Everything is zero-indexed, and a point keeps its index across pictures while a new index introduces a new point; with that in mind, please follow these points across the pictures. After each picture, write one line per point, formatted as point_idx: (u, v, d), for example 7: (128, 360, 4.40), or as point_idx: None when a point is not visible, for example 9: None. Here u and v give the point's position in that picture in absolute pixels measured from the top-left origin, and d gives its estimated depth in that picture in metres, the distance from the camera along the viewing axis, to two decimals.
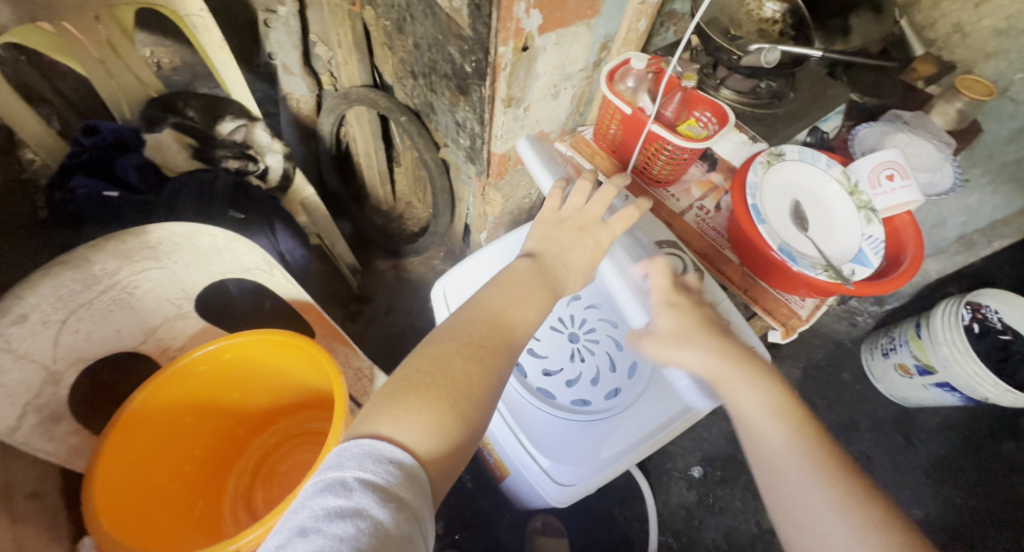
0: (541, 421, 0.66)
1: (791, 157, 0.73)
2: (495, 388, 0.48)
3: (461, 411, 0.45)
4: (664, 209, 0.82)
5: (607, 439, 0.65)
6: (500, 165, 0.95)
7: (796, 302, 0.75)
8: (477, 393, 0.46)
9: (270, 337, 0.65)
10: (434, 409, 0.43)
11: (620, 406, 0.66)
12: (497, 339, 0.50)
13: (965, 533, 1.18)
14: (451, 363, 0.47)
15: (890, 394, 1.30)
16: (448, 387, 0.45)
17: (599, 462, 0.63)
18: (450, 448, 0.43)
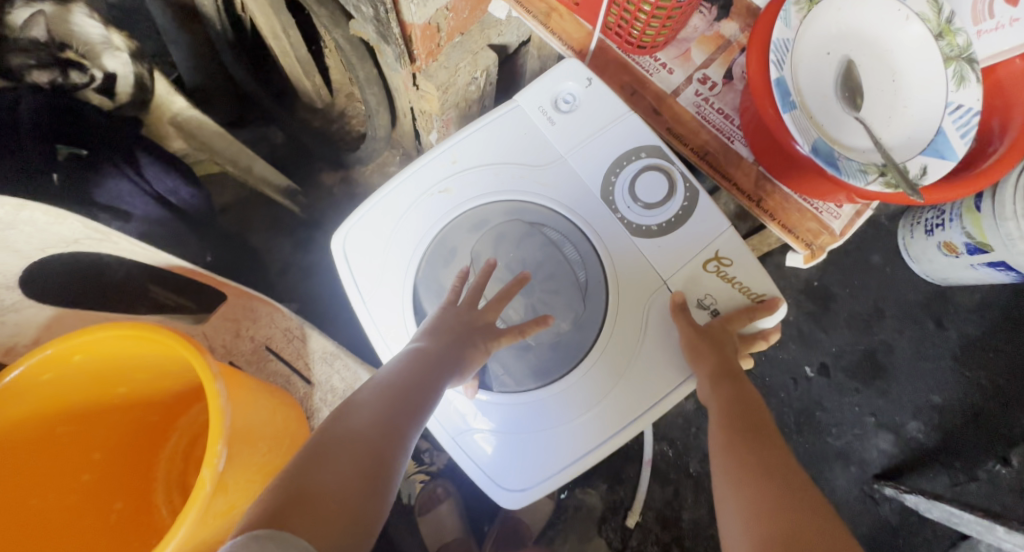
0: (500, 417, 0.59)
1: None
2: (389, 452, 0.43)
3: (337, 483, 0.39)
4: (651, 88, 0.60)
5: (557, 439, 0.58)
6: (427, 40, 0.67)
7: (829, 212, 0.55)
8: (356, 462, 0.41)
9: (123, 331, 0.51)
10: (305, 490, 0.37)
11: (567, 400, 0.59)
12: (395, 404, 0.46)
13: (985, 415, 1.09)
14: (353, 434, 0.43)
15: (927, 273, 1.09)
16: (318, 467, 0.39)
17: (564, 460, 0.58)
18: (331, 516, 0.37)
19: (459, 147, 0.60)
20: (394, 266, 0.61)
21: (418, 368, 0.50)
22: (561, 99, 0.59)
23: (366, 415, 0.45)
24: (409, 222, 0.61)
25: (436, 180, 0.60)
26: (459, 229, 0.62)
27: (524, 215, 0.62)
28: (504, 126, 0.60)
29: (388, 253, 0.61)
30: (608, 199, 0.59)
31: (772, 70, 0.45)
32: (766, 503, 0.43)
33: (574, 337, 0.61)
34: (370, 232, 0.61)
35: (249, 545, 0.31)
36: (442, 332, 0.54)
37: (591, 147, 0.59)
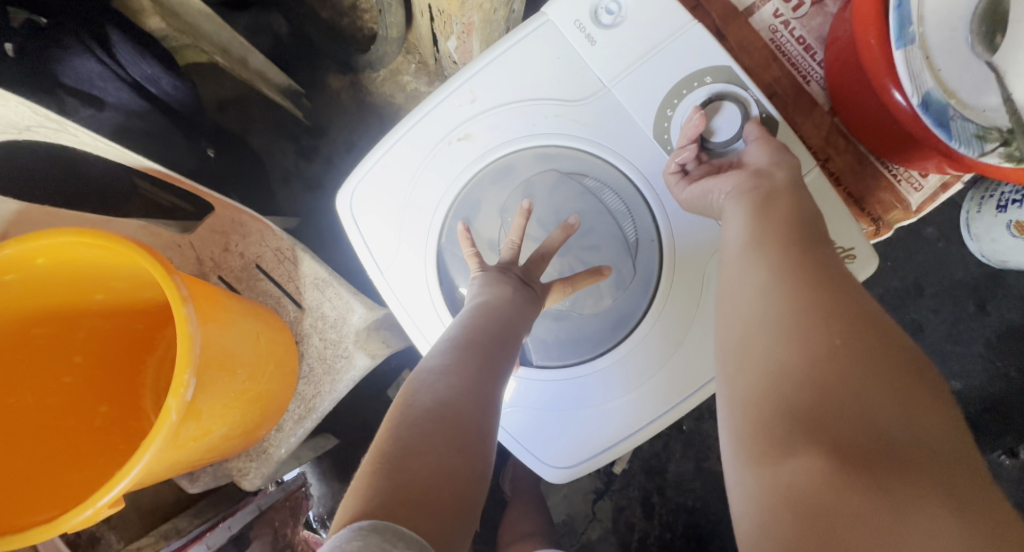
0: (544, 391, 0.51)
1: None
2: (476, 422, 0.37)
3: (437, 463, 0.33)
4: (718, 2, 0.48)
5: (589, 423, 0.50)
6: None
7: (909, 182, 0.46)
8: (449, 436, 0.35)
9: (86, 239, 0.46)
10: (406, 476, 0.32)
11: (611, 378, 0.50)
12: (479, 374, 0.40)
13: (1005, 407, 1.04)
14: (450, 415, 0.37)
15: (983, 253, 0.98)
16: (418, 445, 0.34)
17: (606, 440, 0.50)
18: (442, 498, 0.32)
19: (479, 73, 0.47)
20: (411, 235, 0.50)
21: (493, 324, 0.43)
22: (602, 10, 0.45)
23: (454, 383, 0.39)
24: (418, 171, 0.49)
25: (449, 121, 0.48)
26: (483, 177, 0.50)
27: (559, 163, 0.50)
28: (532, 50, 0.46)
29: (403, 220, 0.50)
30: (661, 139, 0.47)
31: None
32: (799, 326, 0.33)
33: (618, 310, 0.51)
34: (365, 187, 0.49)
35: (354, 539, 0.26)
36: (503, 278, 0.46)
37: (641, 75, 0.46)
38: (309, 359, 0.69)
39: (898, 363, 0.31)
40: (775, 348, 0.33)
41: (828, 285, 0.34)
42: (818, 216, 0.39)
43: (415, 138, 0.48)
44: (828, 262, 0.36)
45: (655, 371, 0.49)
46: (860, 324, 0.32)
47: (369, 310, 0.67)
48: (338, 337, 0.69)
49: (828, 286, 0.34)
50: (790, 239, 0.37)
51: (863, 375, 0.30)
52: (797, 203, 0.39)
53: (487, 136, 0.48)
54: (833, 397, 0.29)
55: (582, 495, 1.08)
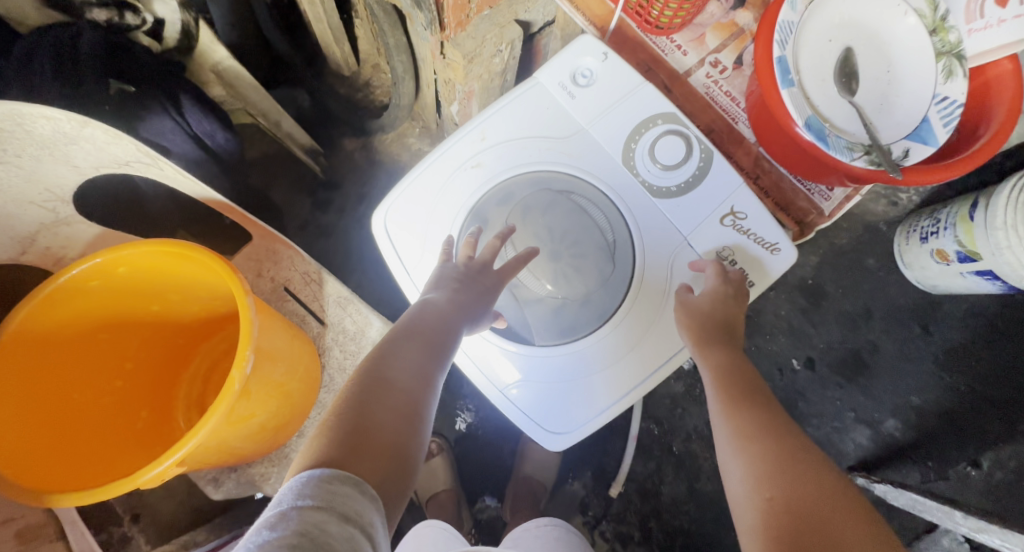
0: (538, 366, 0.60)
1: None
2: (417, 400, 0.46)
3: (385, 429, 0.42)
4: (664, 68, 0.63)
5: (574, 392, 0.60)
6: (457, 12, 0.70)
7: (820, 194, 0.59)
8: (397, 409, 0.44)
9: (164, 248, 0.55)
10: (360, 434, 0.40)
11: (596, 353, 0.60)
12: (423, 365, 0.48)
13: (961, 420, 1.13)
14: (398, 395, 0.45)
15: (917, 281, 1.13)
16: (369, 411, 0.42)
17: (593, 408, 0.59)
18: (387, 456, 0.40)
19: (488, 117, 0.60)
20: (433, 243, 0.62)
21: (438, 316, 0.52)
22: (579, 75, 0.59)
23: (403, 363, 0.47)
24: (439, 192, 0.61)
25: (466, 154, 0.61)
26: (491, 198, 0.63)
27: (552, 184, 0.63)
28: (527, 102, 0.60)
29: (426, 233, 0.61)
30: (626, 160, 0.59)
31: (775, 48, 0.48)
32: (769, 466, 0.45)
33: (601, 298, 0.62)
34: (397, 204, 0.61)
35: (325, 483, 0.34)
36: (448, 282, 0.56)
37: (612, 118, 0.59)
38: (330, 370, 0.78)
39: (849, 512, 0.41)
40: (760, 505, 0.43)
41: (786, 447, 0.46)
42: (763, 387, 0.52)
43: (437, 165, 0.61)
44: (782, 428, 0.48)
45: (632, 347, 0.60)
46: (816, 479, 0.43)
47: (385, 323, 0.77)
48: (358, 347, 0.77)
49: (786, 447, 0.46)
50: (753, 408, 0.49)
51: (827, 527, 0.40)
52: (749, 372, 0.53)
53: (496, 165, 0.61)
54: (797, 511, 0.41)
55: (579, 521, 1.12)
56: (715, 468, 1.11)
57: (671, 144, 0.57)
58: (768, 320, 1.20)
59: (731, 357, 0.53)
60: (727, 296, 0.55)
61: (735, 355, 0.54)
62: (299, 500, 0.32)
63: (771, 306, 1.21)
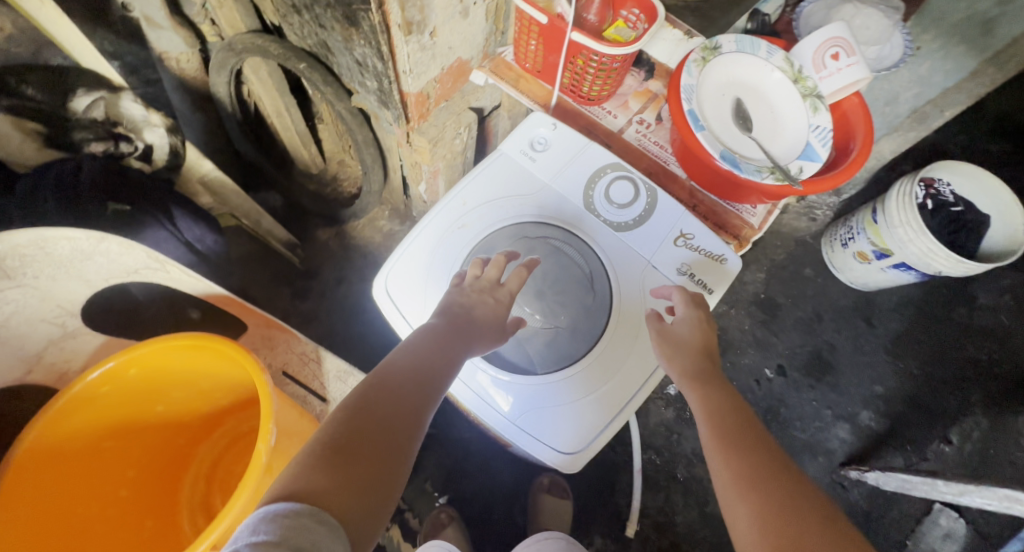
0: (533, 391, 0.65)
1: (762, 56, 0.62)
2: (398, 433, 0.48)
3: (359, 461, 0.43)
4: (601, 128, 0.76)
5: (568, 411, 0.64)
6: (418, 106, 0.84)
7: (747, 211, 0.69)
8: (375, 443, 0.46)
9: (178, 341, 0.59)
10: (334, 468, 0.42)
11: (588, 374, 0.65)
12: (405, 399, 0.50)
13: (922, 400, 1.23)
14: (377, 428, 0.47)
15: (850, 283, 1.31)
16: (352, 445, 0.44)
17: (594, 426, 0.64)
18: (362, 489, 0.42)
19: (466, 185, 0.70)
20: (432, 298, 0.67)
21: (423, 353, 0.55)
22: (536, 142, 0.70)
23: (387, 398, 0.49)
24: (433, 253, 0.69)
25: (453, 217, 0.69)
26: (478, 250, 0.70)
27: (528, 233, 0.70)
28: (497, 170, 0.70)
29: (425, 290, 0.67)
30: (587, 204, 0.69)
31: (683, 103, 0.60)
32: (773, 507, 0.42)
33: (586, 325, 0.68)
34: (396, 269, 0.68)
35: (287, 516, 0.36)
36: (449, 309, 0.61)
37: (568, 173, 0.69)
38: None
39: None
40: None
41: (786, 485, 0.44)
42: (756, 423, 0.51)
43: (429, 231, 0.69)
44: (783, 466, 0.46)
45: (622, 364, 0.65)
46: (823, 520, 0.41)
47: None
48: None
49: (787, 486, 0.44)
50: (747, 442, 0.48)
51: None
52: (741, 405, 0.52)
53: (479, 223, 0.69)
54: None
55: None
56: None
57: (626, 185, 0.68)
58: (736, 336, 1.29)
59: (719, 391, 0.53)
60: (700, 321, 0.60)
61: (723, 387, 0.54)
62: (252, 533, 0.33)
63: (735, 323, 1.31)
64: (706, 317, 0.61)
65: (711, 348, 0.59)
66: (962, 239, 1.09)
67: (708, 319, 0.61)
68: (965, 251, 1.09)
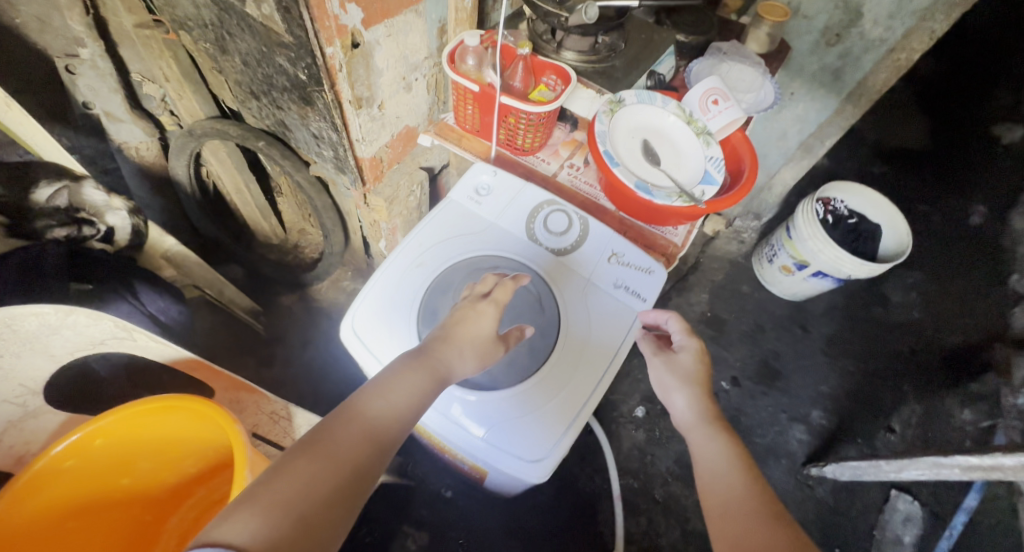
0: (494, 405, 0.62)
1: (660, 105, 0.75)
2: (350, 474, 0.44)
3: (303, 506, 0.40)
4: (537, 174, 0.85)
5: (536, 427, 0.61)
6: (373, 169, 0.92)
7: (670, 233, 0.79)
8: (324, 485, 0.42)
9: (146, 408, 0.61)
10: (276, 516, 0.38)
11: (544, 383, 0.64)
12: (363, 437, 0.46)
13: (864, 391, 1.35)
14: (330, 468, 0.43)
15: (782, 294, 1.46)
16: (299, 489, 0.40)
17: (555, 431, 0.61)
18: (308, 539, 0.39)
19: (420, 226, 0.70)
20: (396, 333, 0.62)
21: (390, 384, 0.51)
22: (480, 188, 0.73)
23: (345, 434, 0.46)
24: (394, 290, 0.65)
25: (410, 253, 0.67)
26: (439, 283, 0.67)
27: (483, 265, 0.69)
28: (445, 213, 0.71)
29: (388, 327, 0.63)
30: (528, 233, 0.70)
31: (599, 144, 0.70)
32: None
33: (543, 342, 0.66)
34: (355, 310, 0.63)
35: None
36: (438, 332, 0.58)
37: (511, 210, 0.71)
38: None
39: None
40: None
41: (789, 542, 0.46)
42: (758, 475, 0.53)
43: (385, 270, 0.66)
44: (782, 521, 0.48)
45: (577, 370, 0.64)
46: None
47: None
48: None
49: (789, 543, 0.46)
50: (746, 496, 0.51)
51: None
52: (743, 456, 0.55)
53: (439, 258, 0.68)
54: None
55: None
56: (697, 504, 1.16)
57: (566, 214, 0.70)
58: None
59: (715, 442, 0.56)
60: (702, 354, 0.62)
61: (721, 436, 0.56)
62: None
63: None
64: (705, 356, 0.62)
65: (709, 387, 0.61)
66: (864, 246, 1.25)
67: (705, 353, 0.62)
68: (868, 255, 1.25)
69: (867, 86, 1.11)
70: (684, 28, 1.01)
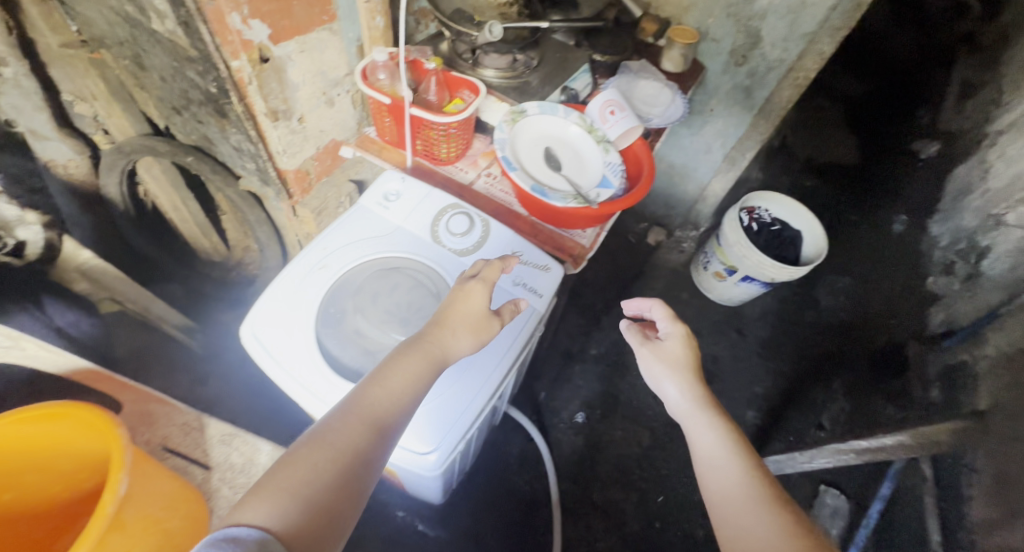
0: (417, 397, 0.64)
1: (561, 115, 0.79)
2: (360, 455, 0.49)
3: (319, 487, 0.46)
4: (455, 182, 0.89)
5: (440, 416, 0.63)
6: (299, 181, 0.95)
7: (579, 235, 0.83)
8: (335, 468, 0.47)
9: (27, 415, 0.59)
10: (298, 496, 0.44)
11: (446, 376, 0.65)
12: (370, 422, 0.52)
13: (796, 391, 1.45)
14: (342, 453, 0.49)
15: (718, 300, 1.52)
16: (317, 472, 0.46)
17: (454, 421, 0.63)
18: (321, 519, 0.44)
19: (327, 230, 0.72)
20: (294, 333, 0.64)
21: (393, 370, 0.56)
22: (388, 195, 0.75)
23: (354, 421, 0.51)
24: (297, 291, 0.67)
25: (315, 257, 0.69)
26: (343, 285, 0.69)
27: (390, 267, 0.72)
28: (354, 217, 0.74)
29: (288, 327, 0.65)
30: (432, 235, 0.73)
31: (498, 151, 0.74)
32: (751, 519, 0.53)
33: None
34: (256, 312, 0.65)
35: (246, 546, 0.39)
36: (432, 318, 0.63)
37: (417, 213, 0.74)
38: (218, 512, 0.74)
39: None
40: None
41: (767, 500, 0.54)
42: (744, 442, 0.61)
43: (289, 272, 0.68)
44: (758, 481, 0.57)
45: (486, 360, 0.67)
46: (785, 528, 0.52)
47: (276, 447, 0.80)
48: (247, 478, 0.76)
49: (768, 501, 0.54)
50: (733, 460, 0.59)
51: None
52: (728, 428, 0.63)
53: (343, 261, 0.70)
54: None
55: None
56: (634, 506, 1.17)
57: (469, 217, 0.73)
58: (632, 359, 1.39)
59: (702, 419, 0.64)
60: (686, 339, 0.70)
61: (709, 411, 0.65)
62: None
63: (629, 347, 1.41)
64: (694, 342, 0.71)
65: (696, 368, 0.69)
66: (786, 251, 1.33)
67: (690, 338, 0.71)
68: (790, 259, 1.33)
69: (775, 102, 1.22)
70: (600, 48, 1.07)
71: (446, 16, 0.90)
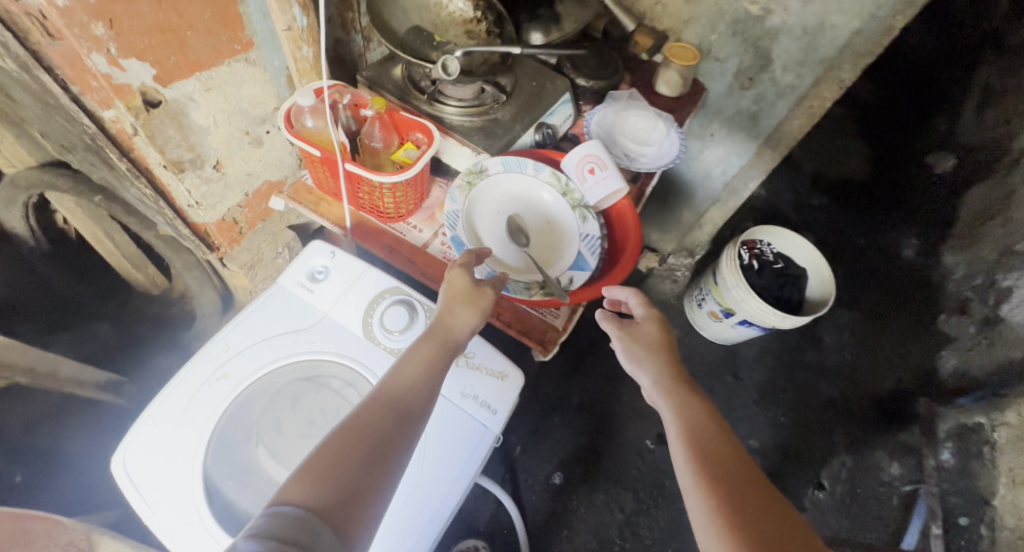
0: None
1: (529, 172, 0.64)
2: (386, 431, 0.44)
3: (346, 468, 0.40)
4: (405, 244, 0.74)
5: None
6: (226, 233, 0.80)
7: (550, 314, 0.70)
8: (359, 446, 0.42)
9: None
10: (325, 473, 0.39)
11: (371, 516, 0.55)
12: (389, 400, 0.46)
13: (795, 448, 1.32)
14: (364, 431, 0.43)
15: (714, 338, 1.39)
16: (346, 451, 0.41)
17: None
18: (354, 500, 0.39)
19: (229, 326, 0.59)
20: (175, 471, 0.52)
21: (404, 355, 0.50)
22: (315, 273, 0.62)
23: (374, 402, 0.46)
24: (185, 411, 0.55)
25: (211, 365, 0.57)
26: (247, 397, 0.58)
27: (310, 372, 0.60)
28: (269, 304, 0.60)
29: (169, 462, 0.52)
30: (366, 332, 0.60)
31: (448, 230, 0.61)
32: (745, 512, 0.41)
33: None
34: (126, 444, 0.52)
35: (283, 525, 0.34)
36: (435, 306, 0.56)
37: (346, 302, 0.61)
38: None
39: None
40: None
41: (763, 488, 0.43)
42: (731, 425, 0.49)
43: (178, 384, 0.55)
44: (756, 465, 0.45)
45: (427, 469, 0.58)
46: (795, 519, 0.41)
47: None
48: None
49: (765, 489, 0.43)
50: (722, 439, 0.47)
51: None
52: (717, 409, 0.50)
53: (246, 368, 0.57)
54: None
55: None
56: None
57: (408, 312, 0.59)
58: (617, 408, 1.26)
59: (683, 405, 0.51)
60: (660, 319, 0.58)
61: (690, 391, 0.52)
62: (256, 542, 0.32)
63: (613, 396, 1.28)
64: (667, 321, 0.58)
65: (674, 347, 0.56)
66: (791, 293, 1.20)
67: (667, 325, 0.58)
68: (793, 303, 1.19)
69: (783, 131, 1.07)
70: (585, 72, 0.92)
71: (398, 40, 0.74)
